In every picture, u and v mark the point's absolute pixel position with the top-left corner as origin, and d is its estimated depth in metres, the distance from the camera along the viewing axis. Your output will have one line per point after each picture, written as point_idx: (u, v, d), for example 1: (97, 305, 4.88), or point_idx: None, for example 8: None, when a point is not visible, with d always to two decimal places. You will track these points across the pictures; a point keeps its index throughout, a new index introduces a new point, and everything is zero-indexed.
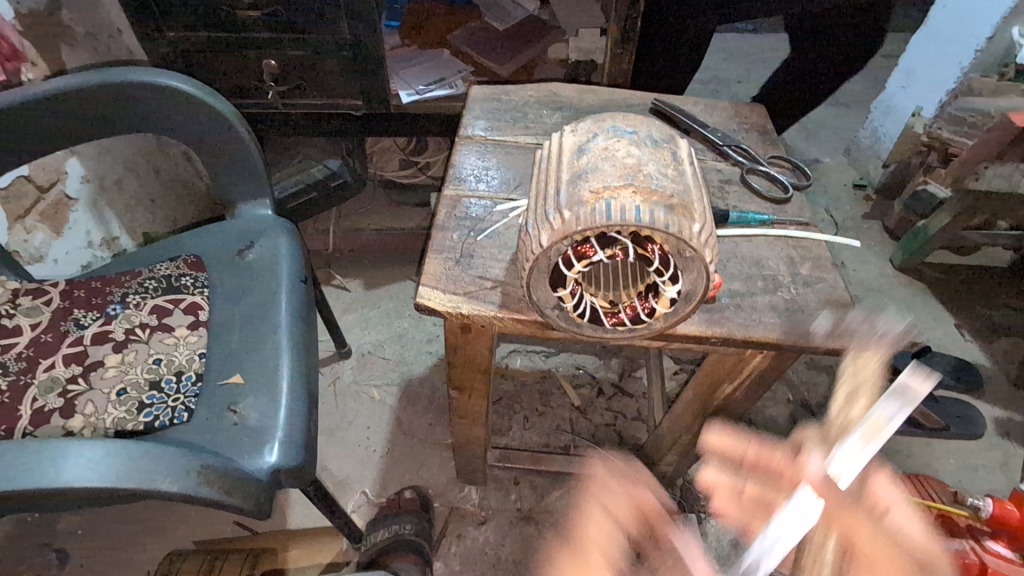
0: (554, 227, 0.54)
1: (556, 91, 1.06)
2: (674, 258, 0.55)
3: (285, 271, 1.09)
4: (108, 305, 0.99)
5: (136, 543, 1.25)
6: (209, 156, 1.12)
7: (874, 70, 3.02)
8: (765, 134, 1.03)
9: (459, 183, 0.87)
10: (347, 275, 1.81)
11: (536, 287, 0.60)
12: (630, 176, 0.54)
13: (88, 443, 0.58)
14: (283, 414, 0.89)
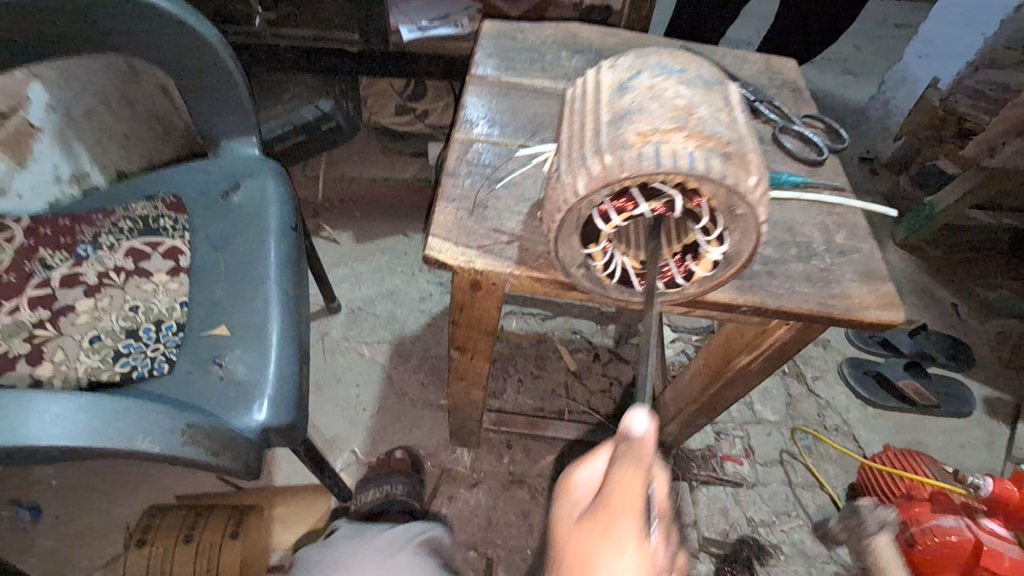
0: (593, 174, 0.47)
1: (576, 31, 0.97)
2: (722, 216, 0.50)
3: (274, 217, 1.01)
4: (79, 245, 0.91)
5: (114, 496, 1.20)
6: (188, 85, 1.01)
7: (886, 40, 2.92)
8: (798, 92, 0.96)
9: (474, 126, 0.79)
10: (338, 227, 1.71)
11: (564, 242, 0.54)
12: (682, 119, 0.47)
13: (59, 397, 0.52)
14: (272, 369, 0.83)
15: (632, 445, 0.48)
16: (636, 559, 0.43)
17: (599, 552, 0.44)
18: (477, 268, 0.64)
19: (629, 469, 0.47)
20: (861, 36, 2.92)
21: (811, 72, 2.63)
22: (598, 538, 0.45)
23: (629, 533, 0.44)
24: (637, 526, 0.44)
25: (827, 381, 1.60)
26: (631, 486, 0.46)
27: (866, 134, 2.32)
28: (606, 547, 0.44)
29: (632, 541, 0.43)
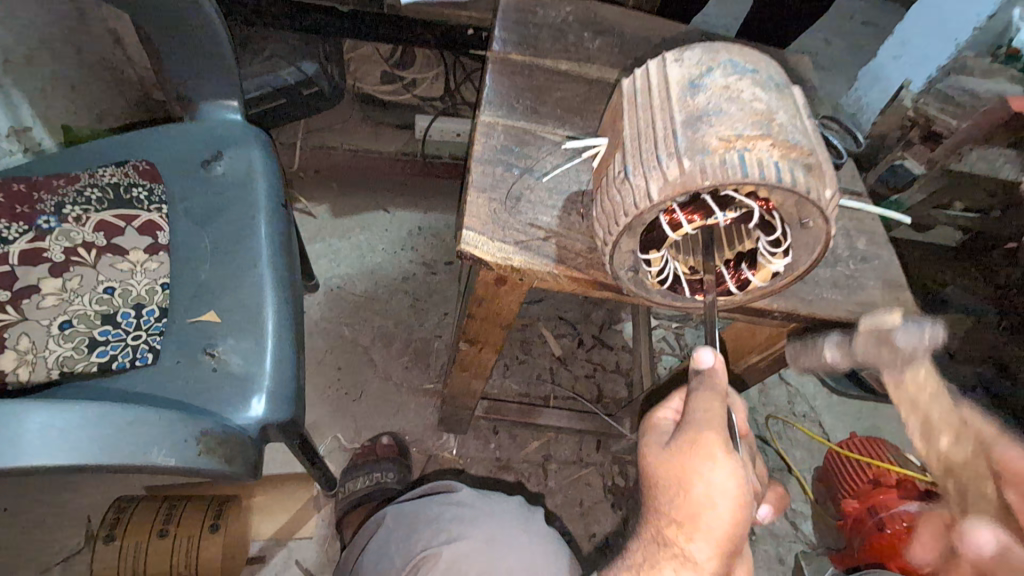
0: (671, 179, 0.44)
1: (596, 10, 0.92)
2: (792, 228, 0.48)
3: (264, 191, 0.92)
4: (39, 216, 0.80)
5: (74, 485, 1.11)
6: (161, 37, 0.89)
7: (856, 36, 2.99)
8: (813, 90, 0.96)
9: (499, 109, 0.74)
10: (313, 200, 1.63)
11: (621, 247, 0.51)
12: (764, 125, 0.45)
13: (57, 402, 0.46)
14: (270, 360, 0.77)
15: (705, 378, 0.56)
16: (727, 466, 0.51)
17: (695, 462, 0.52)
18: (514, 265, 0.61)
19: (708, 397, 0.54)
20: (833, 31, 2.98)
21: None
22: (690, 453, 0.52)
23: (717, 446, 0.51)
24: (723, 441, 0.51)
25: (798, 369, 1.66)
26: (713, 410, 0.53)
27: None
28: (699, 458, 0.51)
29: (720, 453, 0.51)
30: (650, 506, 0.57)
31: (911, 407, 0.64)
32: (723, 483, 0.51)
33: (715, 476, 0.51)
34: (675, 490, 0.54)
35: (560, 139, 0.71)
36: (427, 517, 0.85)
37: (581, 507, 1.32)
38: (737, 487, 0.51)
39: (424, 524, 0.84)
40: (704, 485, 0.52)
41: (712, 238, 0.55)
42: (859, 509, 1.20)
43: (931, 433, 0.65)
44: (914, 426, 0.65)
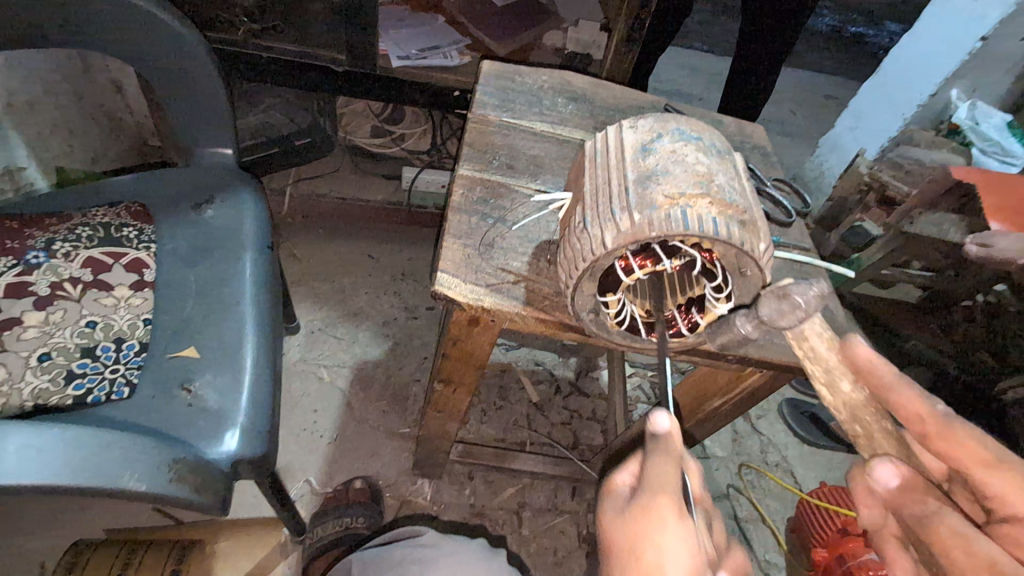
0: (623, 230, 0.50)
1: (570, 80, 1.02)
2: (731, 274, 0.53)
3: (251, 234, 0.96)
4: (28, 250, 0.84)
5: (29, 527, 1.08)
6: (163, 86, 0.96)
7: (818, 108, 3.24)
8: (765, 156, 1.05)
9: (477, 164, 0.80)
10: (299, 244, 1.67)
11: (582, 289, 0.56)
12: (704, 185, 0.51)
13: (36, 424, 0.48)
14: (246, 397, 0.79)
15: (661, 443, 0.57)
16: (681, 533, 0.51)
17: (649, 528, 0.51)
18: (484, 306, 0.65)
19: (662, 463, 0.55)
20: (796, 103, 3.23)
21: None
22: (646, 519, 0.52)
23: (670, 512, 0.51)
24: (676, 507, 0.51)
25: (769, 419, 1.69)
26: (666, 475, 0.54)
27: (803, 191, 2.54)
28: (653, 525, 0.51)
29: (673, 518, 0.51)
30: (607, 574, 0.55)
31: (814, 359, 0.61)
32: (676, 551, 0.50)
33: (668, 540, 0.50)
34: (628, 555, 0.52)
35: (530, 192, 0.78)
36: (392, 559, 0.86)
37: (555, 557, 1.30)
38: (691, 556, 0.50)
39: (391, 566, 0.84)
40: (655, 551, 0.51)
41: (662, 284, 0.60)
42: (829, 558, 1.21)
43: (834, 379, 0.61)
44: (817, 373, 0.62)
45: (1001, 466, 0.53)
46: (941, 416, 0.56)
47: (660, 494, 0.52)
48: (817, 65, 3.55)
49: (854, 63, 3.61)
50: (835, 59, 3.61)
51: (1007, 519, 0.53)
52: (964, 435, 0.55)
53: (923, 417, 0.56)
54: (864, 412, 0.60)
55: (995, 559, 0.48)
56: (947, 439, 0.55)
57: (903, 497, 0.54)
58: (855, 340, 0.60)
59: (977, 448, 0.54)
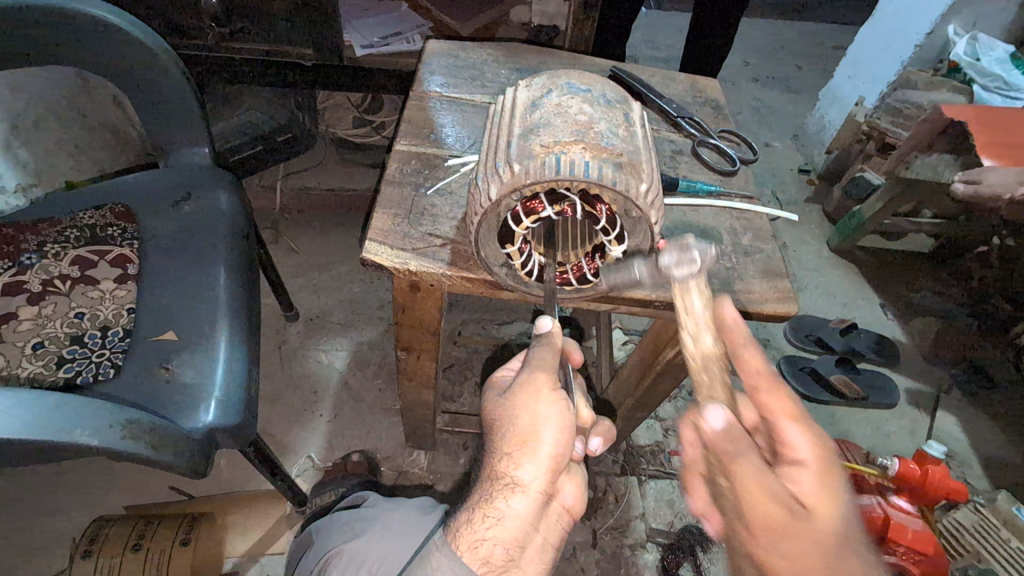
0: (504, 181, 0.53)
1: (516, 51, 1.04)
2: (620, 218, 0.56)
3: (224, 226, 1.02)
4: (22, 254, 0.93)
5: (60, 508, 1.19)
6: (135, 94, 1.03)
7: (826, 60, 3.12)
8: (717, 108, 1.05)
9: (414, 139, 0.84)
10: (295, 236, 1.75)
11: (485, 243, 0.59)
12: (581, 133, 0.54)
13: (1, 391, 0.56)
14: (220, 372, 0.86)
15: (542, 337, 0.65)
16: (551, 401, 0.60)
17: (526, 401, 0.61)
18: (411, 269, 0.69)
19: (542, 350, 0.64)
20: (802, 56, 3.12)
21: (755, 91, 2.81)
22: (524, 393, 0.61)
23: (545, 385, 0.61)
24: (550, 382, 0.61)
25: None
26: (546, 360, 0.63)
27: (804, 148, 2.48)
28: (528, 395, 0.61)
29: (547, 391, 0.61)
30: (490, 446, 0.66)
31: (687, 313, 0.62)
32: (547, 415, 0.60)
33: (541, 408, 0.60)
34: (509, 425, 0.62)
35: (452, 159, 0.81)
36: (338, 524, 0.85)
37: None
38: (560, 417, 0.60)
39: (330, 531, 0.83)
40: (530, 418, 0.61)
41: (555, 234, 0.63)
42: None
43: (699, 331, 0.61)
44: (687, 324, 0.62)
45: (802, 420, 0.59)
46: (774, 376, 0.61)
47: (536, 375, 0.62)
48: (825, 15, 3.41)
49: (864, 10, 3.47)
50: (843, 8, 3.47)
51: (795, 464, 0.57)
52: (783, 389, 0.60)
53: (756, 370, 0.62)
54: (715, 365, 0.60)
55: (773, 487, 0.53)
56: (772, 391, 0.61)
57: (726, 437, 0.55)
58: (724, 299, 0.63)
59: (791, 403, 0.60)
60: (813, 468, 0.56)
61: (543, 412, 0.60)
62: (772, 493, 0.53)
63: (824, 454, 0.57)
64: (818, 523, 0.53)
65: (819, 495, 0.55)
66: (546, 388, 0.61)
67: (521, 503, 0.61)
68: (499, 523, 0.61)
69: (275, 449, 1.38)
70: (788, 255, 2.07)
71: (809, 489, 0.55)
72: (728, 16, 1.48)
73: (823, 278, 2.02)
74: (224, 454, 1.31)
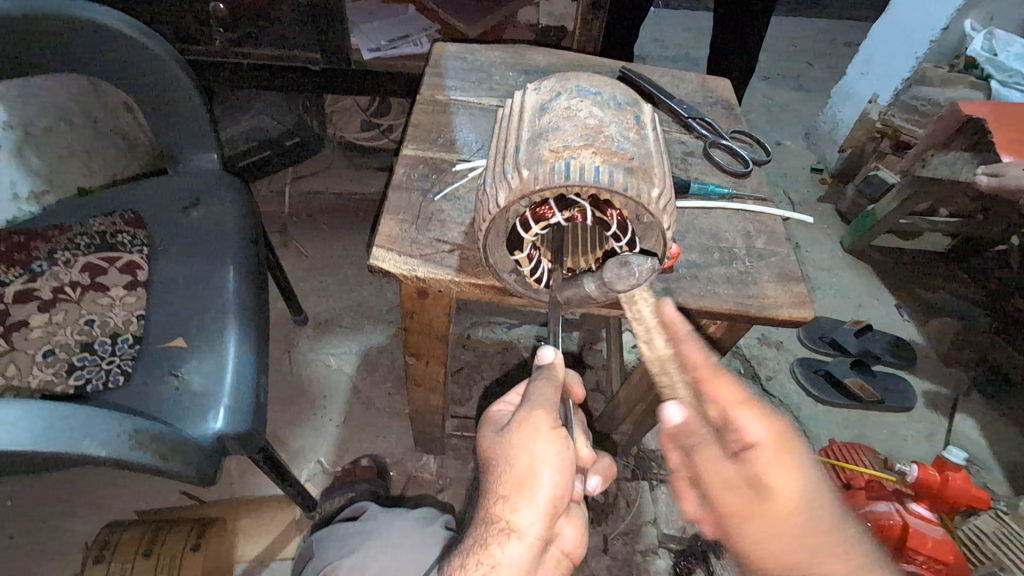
0: (512, 187, 0.52)
1: (525, 53, 1.03)
2: (632, 223, 0.55)
3: (233, 231, 1.02)
4: (33, 262, 0.93)
5: (73, 513, 1.20)
6: (145, 102, 1.03)
7: (838, 57, 3.08)
8: (728, 109, 1.04)
9: (421, 144, 0.83)
10: (304, 239, 1.75)
11: (494, 250, 0.58)
12: (591, 137, 0.53)
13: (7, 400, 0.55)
14: (229, 379, 0.85)
15: (542, 370, 0.63)
16: (550, 441, 0.58)
17: (525, 440, 0.58)
18: (418, 276, 0.68)
19: (543, 385, 0.61)
20: (813, 54, 3.08)
21: (766, 89, 2.78)
22: (522, 432, 0.58)
23: (544, 423, 0.58)
24: (548, 420, 0.58)
25: (780, 380, 1.65)
26: (545, 396, 0.60)
27: (816, 147, 2.45)
28: (527, 434, 0.58)
29: (545, 430, 0.58)
30: (486, 487, 0.63)
31: (638, 319, 0.67)
32: (545, 456, 0.58)
33: (539, 449, 0.57)
34: (505, 466, 0.60)
35: (459, 163, 0.81)
36: (338, 533, 0.93)
37: None
38: (560, 458, 0.57)
39: (333, 540, 0.91)
40: (527, 459, 0.58)
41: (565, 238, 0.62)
42: None
43: (649, 334, 0.66)
44: (639, 330, 0.67)
45: (749, 404, 0.59)
46: (714, 367, 0.61)
47: (534, 413, 0.59)
48: (836, 12, 3.37)
49: (877, 6, 3.42)
50: (855, 4, 3.42)
51: (749, 447, 0.57)
52: (727, 378, 0.61)
53: (698, 363, 0.63)
54: (671, 365, 0.64)
55: (727, 475, 0.56)
56: (711, 382, 0.61)
57: (683, 433, 0.60)
58: (666, 301, 0.69)
59: (737, 392, 0.60)
60: (767, 448, 0.57)
61: (542, 453, 0.57)
62: (730, 478, 0.56)
63: (777, 432, 0.57)
64: (776, 501, 0.54)
65: (775, 472, 0.55)
66: (544, 427, 0.58)
67: (517, 549, 0.58)
68: (493, 571, 0.58)
69: (285, 454, 1.37)
70: (801, 256, 2.04)
71: (762, 467, 0.56)
72: (739, 15, 1.46)
73: (837, 278, 1.99)
74: (235, 461, 1.31)
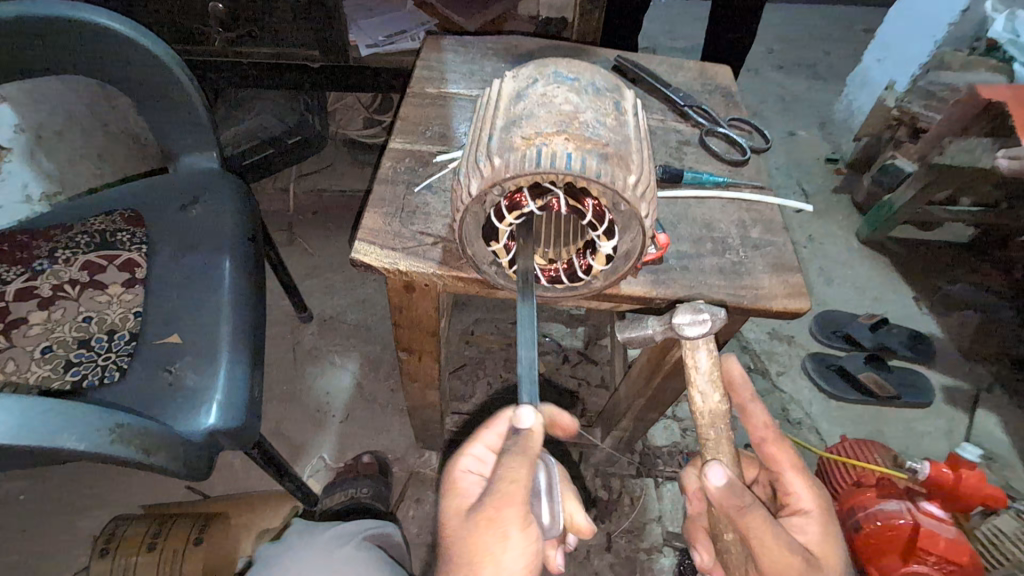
0: (484, 176, 0.51)
1: (518, 44, 1.02)
2: (610, 212, 0.53)
3: (229, 229, 1.03)
4: (35, 260, 0.95)
5: (82, 506, 1.23)
6: (144, 102, 1.04)
7: (856, 44, 2.99)
8: (728, 96, 1.01)
9: (409, 137, 0.82)
10: (309, 237, 1.75)
11: (471, 241, 0.57)
12: (565, 123, 0.52)
13: None
14: (222, 375, 0.86)
15: (517, 442, 0.55)
16: (514, 545, 0.54)
17: (488, 540, 0.55)
18: (400, 269, 0.68)
19: (512, 466, 0.54)
20: (830, 41, 3.00)
21: (780, 78, 2.71)
22: (486, 528, 0.55)
23: (511, 524, 0.54)
24: (516, 520, 0.54)
25: (791, 375, 1.61)
26: (515, 484, 0.54)
27: (831, 137, 2.38)
28: (491, 535, 0.54)
29: (512, 528, 0.54)
30: (444, 566, 0.60)
31: (696, 371, 0.68)
32: (510, 557, 0.55)
33: (503, 553, 0.54)
34: (465, 558, 0.56)
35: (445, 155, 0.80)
36: (286, 543, 0.96)
37: None
38: (523, 559, 0.55)
39: (276, 551, 0.94)
40: (490, 559, 0.55)
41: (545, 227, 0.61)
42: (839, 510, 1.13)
43: (704, 391, 0.67)
44: (697, 382, 0.68)
45: (798, 470, 0.72)
46: (779, 431, 0.74)
47: (503, 510, 0.54)
48: None
49: None
50: None
51: (796, 512, 0.70)
52: (786, 444, 0.73)
53: (762, 426, 0.74)
54: (721, 421, 0.67)
55: (784, 538, 0.60)
56: (779, 445, 0.73)
57: (727, 497, 0.60)
58: (731, 361, 0.76)
59: (790, 455, 0.72)
60: (816, 517, 0.69)
61: (507, 560, 0.54)
62: (784, 542, 0.60)
63: (819, 500, 0.70)
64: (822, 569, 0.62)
65: (810, 533, 0.68)
66: (511, 530, 0.55)
67: None
68: None
69: (288, 450, 1.38)
70: (815, 248, 1.98)
71: (812, 535, 0.67)
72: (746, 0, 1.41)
73: (854, 271, 1.93)
74: (237, 454, 1.34)
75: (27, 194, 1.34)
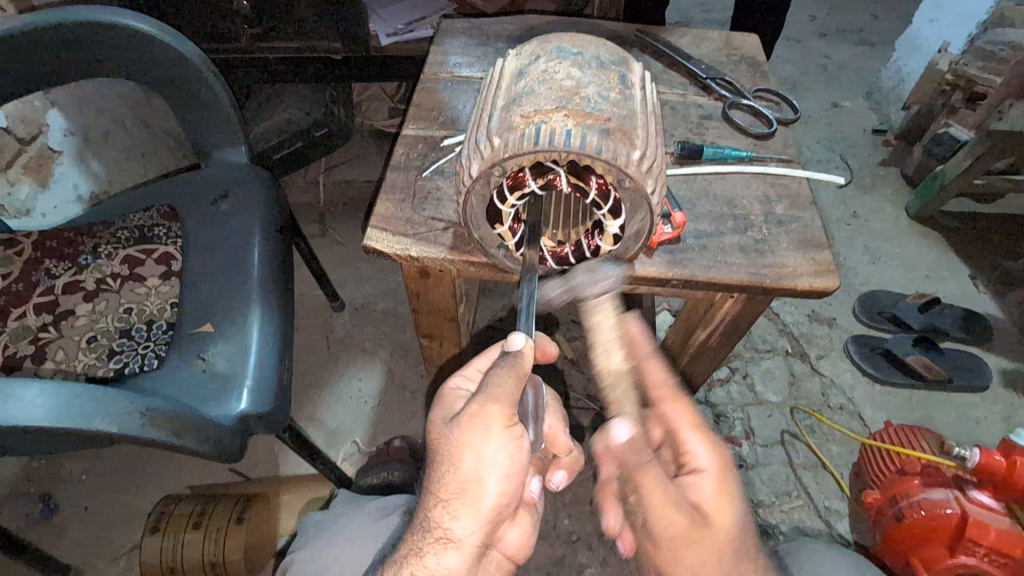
0: (483, 157, 0.51)
1: (534, 24, 1.00)
2: (614, 190, 0.52)
3: (257, 219, 1.06)
4: (80, 255, 1.01)
5: (133, 485, 1.31)
6: (178, 101, 1.07)
7: (908, 6, 2.79)
8: (755, 66, 0.96)
9: (422, 123, 0.82)
10: (340, 228, 1.79)
11: (478, 224, 0.57)
12: (565, 99, 0.51)
13: (28, 381, 0.63)
14: (251, 361, 0.89)
15: (509, 357, 0.58)
16: (499, 445, 0.57)
17: (472, 441, 0.57)
18: (412, 255, 0.68)
19: (504, 376, 0.57)
20: (879, 5, 2.80)
21: (823, 47, 2.56)
22: (472, 429, 0.57)
23: (497, 423, 0.57)
24: (503, 419, 0.56)
25: (832, 359, 1.53)
26: (506, 388, 0.57)
27: (879, 106, 2.24)
28: (476, 435, 0.57)
29: (499, 428, 0.57)
30: (428, 485, 0.62)
31: (603, 329, 0.68)
32: (493, 459, 0.57)
33: (487, 450, 0.57)
34: (449, 465, 0.59)
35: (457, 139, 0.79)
36: (311, 523, 1.01)
37: (591, 507, 1.27)
38: (509, 464, 0.57)
39: (302, 534, 0.99)
40: (476, 461, 0.57)
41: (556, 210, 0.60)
42: (881, 499, 1.08)
43: (610, 347, 0.68)
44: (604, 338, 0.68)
45: (696, 428, 0.66)
46: (675, 388, 0.69)
47: (490, 412, 0.57)
48: None
49: None
50: None
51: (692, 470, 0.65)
52: (683, 401, 0.68)
53: (659, 384, 0.69)
54: (623, 381, 0.68)
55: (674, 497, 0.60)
56: (672, 401, 0.68)
57: (632, 452, 0.62)
58: (631, 317, 0.71)
59: (688, 414, 0.67)
60: (711, 472, 0.64)
61: (494, 458, 0.57)
62: (675, 503, 0.59)
63: (715, 455, 0.65)
64: (704, 518, 0.60)
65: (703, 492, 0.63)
66: (497, 432, 0.57)
67: (452, 558, 0.59)
68: None
69: (321, 434, 1.43)
70: (860, 224, 1.87)
71: (707, 493, 0.62)
72: None
73: (904, 248, 1.81)
74: (274, 438, 1.40)
75: (78, 194, 1.40)
